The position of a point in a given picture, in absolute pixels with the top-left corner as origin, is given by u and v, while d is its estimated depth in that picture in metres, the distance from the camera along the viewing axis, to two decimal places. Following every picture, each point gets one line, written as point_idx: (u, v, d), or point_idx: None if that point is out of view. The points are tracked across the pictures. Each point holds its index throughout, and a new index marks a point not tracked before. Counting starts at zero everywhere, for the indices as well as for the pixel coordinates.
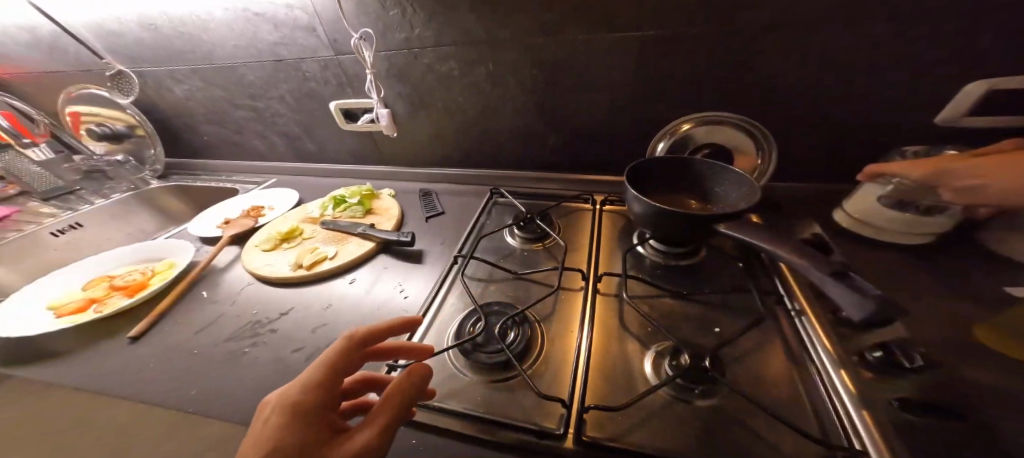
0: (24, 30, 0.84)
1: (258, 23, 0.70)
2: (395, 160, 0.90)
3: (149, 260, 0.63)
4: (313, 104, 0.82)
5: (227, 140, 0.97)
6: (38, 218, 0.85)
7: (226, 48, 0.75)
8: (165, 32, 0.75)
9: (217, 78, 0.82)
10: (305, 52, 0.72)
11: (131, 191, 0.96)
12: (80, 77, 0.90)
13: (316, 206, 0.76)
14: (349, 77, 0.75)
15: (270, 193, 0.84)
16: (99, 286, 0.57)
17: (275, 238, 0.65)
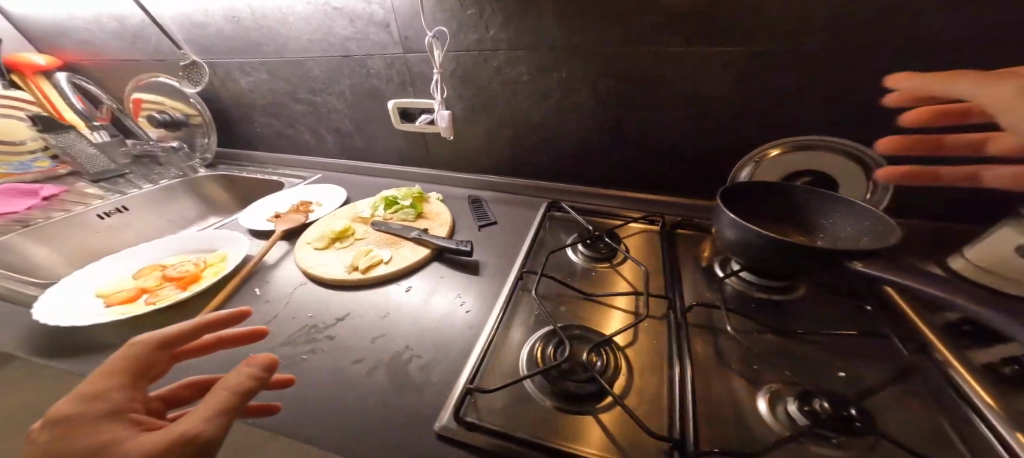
0: (114, 19, 0.86)
1: (335, 17, 0.72)
2: (444, 165, 0.88)
3: (199, 251, 0.61)
4: (372, 102, 0.83)
5: (278, 133, 0.98)
6: (86, 199, 0.86)
7: (300, 42, 0.77)
8: (245, 24, 0.77)
9: (287, 72, 0.83)
10: (375, 48, 0.73)
11: (179, 178, 0.97)
12: (154, 66, 0.92)
13: (364, 206, 0.74)
14: (413, 75, 0.75)
15: (317, 189, 0.83)
16: (150, 276, 0.56)
17: (328, 236, 0.63)
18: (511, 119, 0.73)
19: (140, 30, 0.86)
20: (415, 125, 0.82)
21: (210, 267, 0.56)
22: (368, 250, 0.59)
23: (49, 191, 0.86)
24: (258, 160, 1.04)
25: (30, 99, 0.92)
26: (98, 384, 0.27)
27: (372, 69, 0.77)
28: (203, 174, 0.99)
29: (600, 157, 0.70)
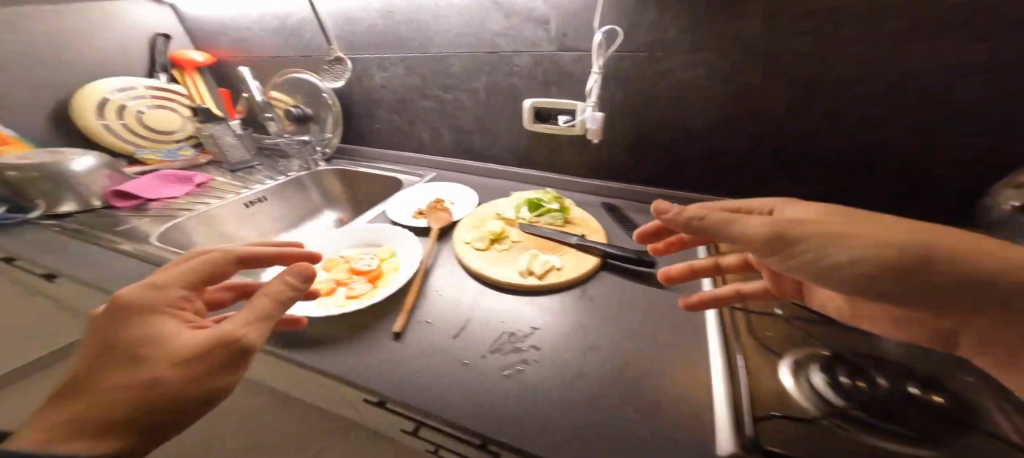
0: (276, 17, 0.93)
1: (490, 13, 0.72)
2: (568, 168, 0.85)
3: (366, 247, 0.61)
4: (504, 101, 0.81)
5: (398, 129, 1.00)
6: (229, 188, 0.89)
7: (448, 37, 0.79)
8: (398, 20, 0.82)
9: (425, 67, 0.86)
10: (526, 46, 0.72)
11: (305, 171, 1.01)
12: (296, 62, 0.99)
13: (505, 207, 0.71)
14: (561, 75, 0.72)
15: (446, 187, 0.82)
16: (337, 267, 0.56)
17: (487, 238, 0.61)
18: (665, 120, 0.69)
19: (296, 27, 0.93)
20: (547, 126, 0.76)
21: (390, 264, 0.55)
22: (535, 255, 0.57)
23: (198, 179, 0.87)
24: (371, 157, 1.06)
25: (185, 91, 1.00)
26: (167, 280, 0.34)
27: (517, 66, 0.75)
28: (323, 168, 1.03)
29: (762, 160, 0.65)
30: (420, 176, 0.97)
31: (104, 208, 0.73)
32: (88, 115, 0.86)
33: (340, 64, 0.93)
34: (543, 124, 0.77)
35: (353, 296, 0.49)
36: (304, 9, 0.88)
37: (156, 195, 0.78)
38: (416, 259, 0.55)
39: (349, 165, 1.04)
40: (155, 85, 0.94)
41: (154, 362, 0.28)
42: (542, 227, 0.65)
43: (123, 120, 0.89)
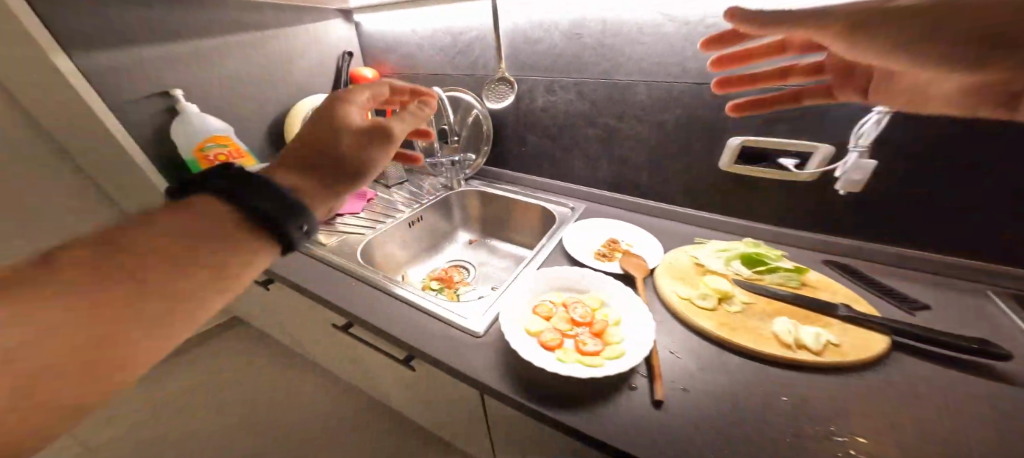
0: (451, 35, 0.94)
1: (711, 40, 0.62)
2: (759, 220, 0.71)
3: (569, 293, 0.60)
4: (695, 137, 0.70)
5: (547, 155, 0.95)
6: (388, 208, 0.92)
7: (642, 63, 0.71)
8: (584, 43, 0.76)
9: (601, 95, 0.79)
10: (755, 79, 0.60)
11: (448, 191, 1.01)
12: (458, 80, 0.99)
13: (709, 257, 0.61)
14: (797, 115, 0.58)
15: (616, 226, 0.77)
16: (555, 315, 0.56)
17: (713, 292, 0.53)
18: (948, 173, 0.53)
19: (468, 45, 0.93)
20: (758, 168, 0.64)
21: (609, 317, 0.54)
22: (793, 329, 0.46)
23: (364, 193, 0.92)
24: (511, 180, 1.02)
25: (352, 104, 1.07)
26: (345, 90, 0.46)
27: (733, 101, 0.64)
28: (466, 188, 1.02)
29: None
30: (568, 206, 0.90)
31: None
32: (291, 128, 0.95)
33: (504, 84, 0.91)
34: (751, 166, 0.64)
35: (592, 353, 0.48)
36: (483, 28, 0.88)
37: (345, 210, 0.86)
38: (640, 315, 0.52)
39: (491, 188, 1.01)
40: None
41: (339, 137, 0.41)
42: (773, 287, 0.53)
43: None
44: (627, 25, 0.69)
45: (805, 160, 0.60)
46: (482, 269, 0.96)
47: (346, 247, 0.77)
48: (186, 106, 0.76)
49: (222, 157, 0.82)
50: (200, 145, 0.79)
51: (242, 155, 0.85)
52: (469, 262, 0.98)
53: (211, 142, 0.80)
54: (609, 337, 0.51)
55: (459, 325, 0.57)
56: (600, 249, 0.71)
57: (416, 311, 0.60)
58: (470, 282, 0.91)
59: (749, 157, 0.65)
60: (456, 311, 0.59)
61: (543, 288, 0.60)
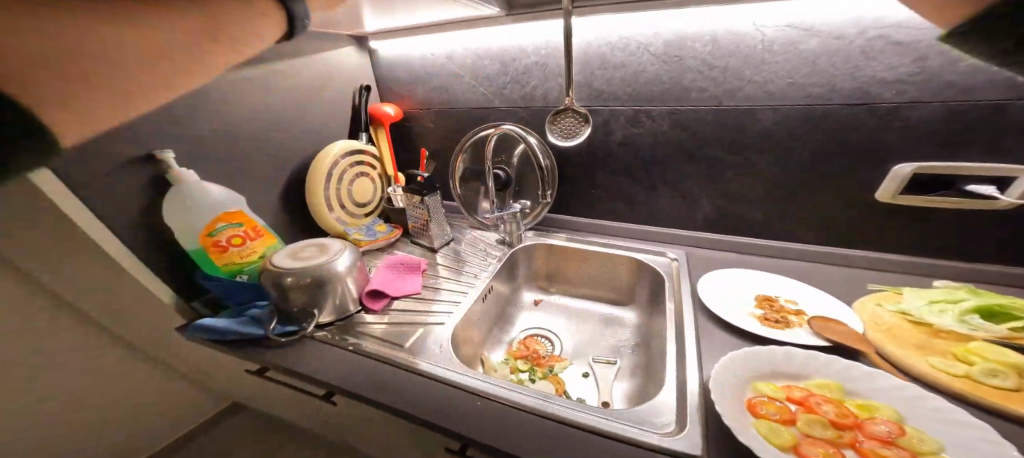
0: (503, 63, 0.79)
1: (867, 54, 0.55)
2: (906, 253, 0.64)
3: (776, 377, 0.39)
4: (834, 163, 0.63)
5: (626, 196, 0.81)
6: (456, 277, 0.75)
7: (768, 85, 0.62)
8: (685, 65, 0.66)
9: (706, 123, 0.69)
10: (937, 92, 0.53)
11: (511, 246, 0.84)
12: (509, 114, 0.84)
13: (922, 310, 0.46)
14: (969, 134, 0.53)
15: (749, 275, 0.61)
16: (788, 411, 0.35)
17: (988, 358, 0.38)
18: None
19: (523, 73, 0.79)
20: (932, 198, 0.57)
21: (876, 407, 0.34)
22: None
23: (415, 262, 0.74)
24: (580, 227, 0.87)
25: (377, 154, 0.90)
26: None
27: (904, 119, 0.56)
28: (527, 243, 0.85)
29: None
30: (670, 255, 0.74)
31: (358, 314, 0.64)
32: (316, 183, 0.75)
33: (576, 117, 0.75)
34: (917, 195, 0.58)
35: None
36: (548, 52, 0.74)
37: (401, 291, 0.68)
38: (928, 408, 0.33)
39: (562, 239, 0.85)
40: (361, 147, 0.84)
41: None
42: None
43: (339, 186, 0.80)
44: (750, 43, 0.60)
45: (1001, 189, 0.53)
46: (572, 340, 0.75)
47: (433, 347, 0.57)
48: (190, 175, 0.54)
49: (238, 239, 0.59)
50: (206, 228, 0.55)
51: (262, 234, 0.62)
52: (553, 332, 0.78)
53: (221, 221, 0.57)
54: (918, 444, 0.31)
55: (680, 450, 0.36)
56: (758, 312, 0.53)
57: (593, 434, 0.39)
58: (568, 358, 0.71)
59: (915, 187, 0.58)
60: (649, 420, 0.40)
61: (741, 376, 0.39)
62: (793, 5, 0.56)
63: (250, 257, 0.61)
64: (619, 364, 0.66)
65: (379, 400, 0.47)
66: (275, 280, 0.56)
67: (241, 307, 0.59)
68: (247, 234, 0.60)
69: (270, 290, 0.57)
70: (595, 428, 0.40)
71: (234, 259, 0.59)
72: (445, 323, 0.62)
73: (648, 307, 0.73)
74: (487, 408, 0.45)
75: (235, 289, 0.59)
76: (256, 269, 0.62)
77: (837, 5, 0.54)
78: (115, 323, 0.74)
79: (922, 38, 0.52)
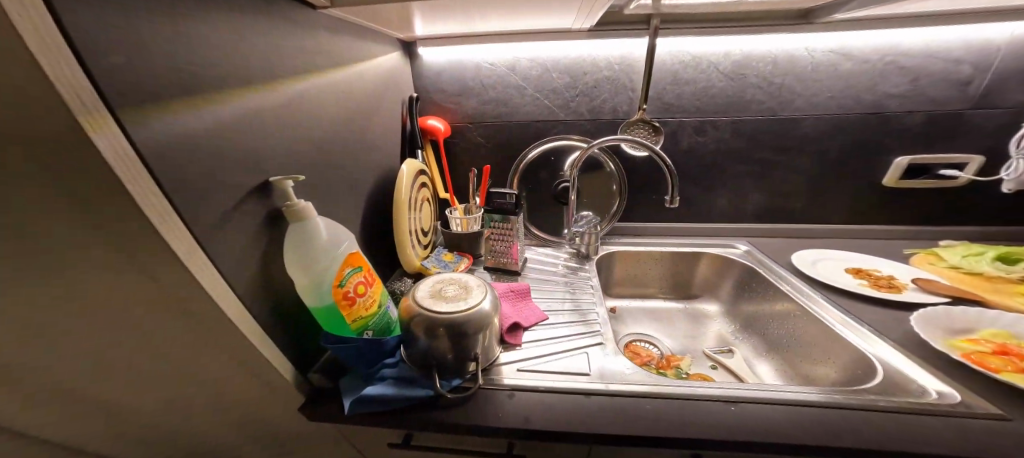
0: (574, 76, 0.85)
1: (888, 74, 0.75)
2: (888, 223, 0.87)
3: (955, 333, 0.48)
4: (846, 160, 0.83)
5: (687, 197, 0.92)
6: (564, 296, 0.76)
7: (809, 99, 0.79)
8: (748, 82, 0.80)
9: (763, 129, 0.83)
10: (925, 105, 0.76)
11: (591, 256, 0.88)
12: (575, 126, 0.90)
13: (966, 261, 0.64)
14: (927, 134, 0.78)
15: (810, 254, 0.75)
16: (999, 358, 0.43)
17: None
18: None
19: (594, 87, 0.86)
20: (920, 179, 0.81)
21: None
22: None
23: (520, 288, 0.71)
24: (641, 232, 0.95)
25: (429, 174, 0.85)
26: None
27: (902, 125, 0.78)
28: (605, 252, 0.90)
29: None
30: (739, 246, 0.87)
31: (500, 355, 0.58)
32: (399, 212, 0.65)
33: (647, 127, 0.85)
34: (915, 178, 0.81)
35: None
36: (621, 69, 0.83)
37: (529, 321, 0.65)
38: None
39: (626, 245, 0.91)
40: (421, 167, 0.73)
41: None
42: None
43: (416, 215, 0.71)
44: (800, 65, 0.77)
45: (960, 169, 0.80)
46: (674, 339, 0.80)
47: (617, 369, 0.54)
48: (309, 207, 0.42)
49: (364, 287, 0.45)
50: (335, 276, 0.42)
51: (379, 279, 0.49)
52: (650, 335, 0.82)
53: (347, 266, 0.44)
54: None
55: (973, 411, 0.39)
56: (864, 281, 0.64)
57: (878, 412, 0.40)
58: (685, 356, 0.74)
59: (908, 173, 0.81)
60: (901, 390, 0.43)
61: (936, 334, 0.47)
62: (837, 34, 0.74)
63: (373, 308, 0.48)
64: (740, 352, 0.73)
65: (629, 435, 0.43)
66: (427, 324, 0.47)
67: (370, 370, 0.48)
68: (370, 280, 0.47)
69: (418, 339, 0.48)
70: (875, 408, 0.40)
71: (361, 314, 0.45)
72: (603, 342, 0.61)
73: (733, 296, 0.83)
74: (748, 410, 0.43)
75: (365, 353, 0.46)
76: (381, 322, 0.49)
77: (868, 36, 0.73)
78: (118, 444, 0.50)
79: (920, 65, 0.73)
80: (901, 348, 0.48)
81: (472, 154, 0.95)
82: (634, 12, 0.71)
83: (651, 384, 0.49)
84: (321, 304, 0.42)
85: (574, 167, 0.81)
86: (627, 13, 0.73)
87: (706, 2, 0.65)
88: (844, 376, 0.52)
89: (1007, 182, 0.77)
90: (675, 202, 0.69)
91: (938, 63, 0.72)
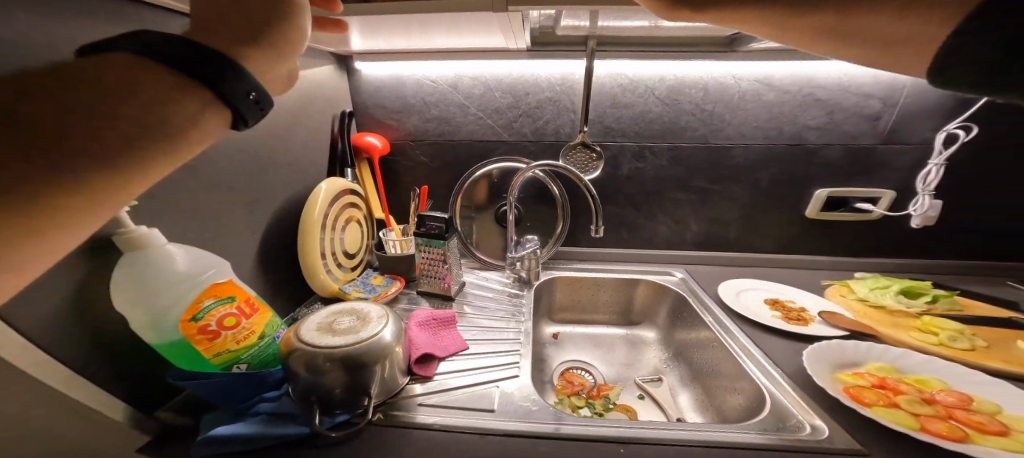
0: (516, 95, 0.86)
1: (806, 107, 0.79)
2: (816, 253, 0.90)
3: (843, 367, 0.49)
4: (775, 190, 0.86)
5: (627, 222, 0.93)
6: (493, 322, 0.75)
7: (738, 128, 0.82)
8: (682, 108, 0.82)
9: (697, 156, 0.86)
10: (840, 137, 0.80)
11: (529, 281, 0.87)
12: (518, 147, 0.90)
13: (872, 293, 0.68)
14: (844, 168, 0.82)
15: (737, 283, 0.77)
16: (879, 394, 0.43)
17: (946, 331, 0.56)
18: (948, 192, 0.82)
19: (537, 107, 0.87)
20: (838, 212, 0.85)
21: (928, 380, 0.45)
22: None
23: (443, 317, 0.69)
24: (584, 257, 0.95)
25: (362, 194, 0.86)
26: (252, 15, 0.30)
27: (823, 158, 0.82)
28: (546, 277, 0.89)
29: (1019, 221, 0.82)
30: (675, 273, 0.88)
31: (406, 387, 0.56)
32: (310, 233, 0.68)
33: (588, 151, 0.86)
34: (834, 211, 0.85)
35: (1015, 431, 0.37)
36: (562, 90, 0.85)
37: (445, 351, 0.63)
38: (962, 374, 0.46)
39: (571, 270, 0.91)
40: (344, 188, 0.76)
41: None
42: (956, 313, 0.62)
43: (332, 236, 0.73)
44: (725, 95, 0.80)
45: (874, 204, 0.84)
46: (608, 366, 0.79)
47: (523, 406, 0.52)
48: (147, 235, 0.42)
49: (232, 319, 0.47)
50: (189, 309, 0.44)
51: (258, 309, 0.51)
52: (586, 362, 0.80)
53: (209, 297, 0.46)
54: (981, 404, 0.41)
55: (840, 447, 0.39)
56: (778, 313, 0.66)
57: (755, 450, 0.40)
58: (616, 384, 0.73)
59: (829, 205, 0.85)
60: (781, 425, 0.43)
61: (825, 368, 0.48)
62: (759, 65, 0.77)
63: (247, 340, 0.49)
64: (667, 381, 0.72)
65: None
66: (309, 359, 0.45)
67: (244, 406, 0.47)
68: (242, 311, 0.49)
69: (300, 374, 0.45)
70: (750, 446, 0.40)
71: (226, 347, 0.47)
72: (519, 374, 0.60)
73: (668, 324, 0.83)
74: (637, 451, 0.42)
75: (234, 386, 0.46)
76: (257, 355, 0.50)
77: (783, 71, 0.77)
78: None
79: (835, 99, 0.78)
80: (793, 383, 0.48)
81: (413, 173, 0.94)
82: (567, 33, 0.72)
83: (554, 424, 0.48)
84: (172, 340, 0.44)
85: (512, 189, 0.81)
86: (560, 34, 0.74)
87: (636, 25, 0.67)
88: (746, 411, 0.52)
89: (915, 217, 0.82)
90: (600, 231, 0.72)
91: (851, 97, 0.77)
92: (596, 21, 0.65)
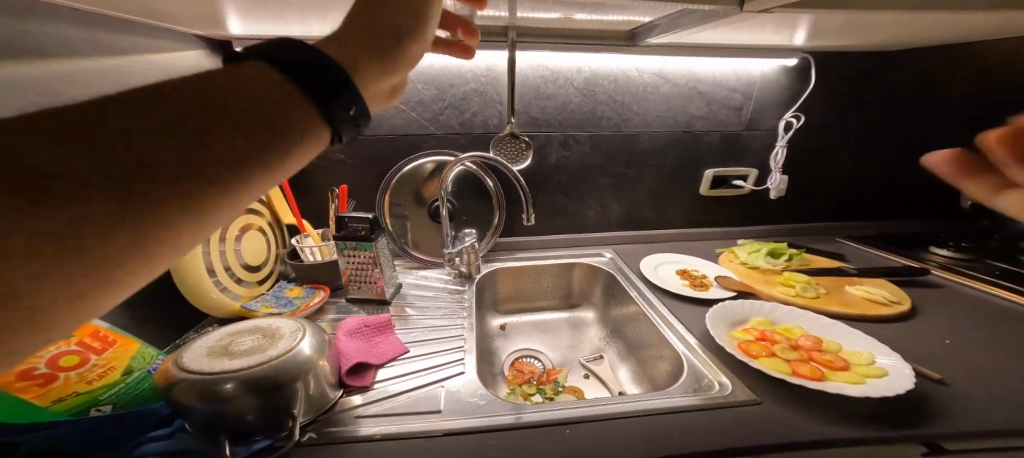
0: (437, 85, 0.82)
1: (696, 99, 0.90)
2: (715, 226, 1.06)
3: (732, 323, 0.60)
4: (681, 173, 0.98)
5: (560, 210, 0.98)
6: (434, 321, 0.74)
7: (646, 118, 0.91)
8: (599, 99, 0.88)
9: (615, 144, 0.93)
10: (724, 125, 0.94)
11: (471, 276, 0.87)
12: (445, 139, 0.88)
13: (750, 257, 0.83)
14: (729, 152, 0.97)
15: (655, 258, 0.88)
16: (761, 346, 0.54)
17: (802, 283, 0.70)
18: (802, 168, 1.01)
19: (460, 97, 0.85)
20: (726, 188, 1.00)
21: (792, 327, 0.58)
22: (863, 292, 0.67)
23: (379, 324, 0.66)
24: (522, 246, 0.98)
25: (265, 198, 0.76)
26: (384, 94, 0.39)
27: (712, 144, 0.95)
28: (485, 270, 0.90)
29: (848, 191, 1.05)
30: (604, 254, 0.96)
31: (340, 399, 0.52)
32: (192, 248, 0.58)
33: (517, 141, 0.86)
34: (722, 188, 1.00)
35: (853, 366, 0.49)
36: (484, 80, 0.84)
37: (383, 357, 0.60)
38: (810, 319, 0.59)
39: (509, 260, 0.94)
40: None
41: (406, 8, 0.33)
42: (805, 267, 0.78)
43: (224, 246, 0.64)
44: (634, 87, 0.87)
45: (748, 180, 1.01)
46: (556, 351, 0.84)
47: (472, 403, 0.53)
48: None
49: (72, 356, 0.41)
50: None
51: (112, 344, 0.45)
52: (535, 349, 0.85)
53: None
54: (828, 344, 0.53)
55: (740, 399, 0.47)
56: (686, 282, 0.76)
57: (676, 411, 0.46)
58: (563, 367, 0.79)
59: (718, 183, 0.99)
60: (697, 385, 0.51)
61: (718, 326, 0.58)
62: (659, 60, 0.85)
63: (101, 379, 0.42)
64: (608, 357, 0.80)
65: None
66: (206, 387, 0.39)
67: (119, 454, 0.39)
68: (88, 347, 0.43)
69: (191, 404, 0.39)
70: (676, 409, 0.47)
71: (72, 388, 0.40)
72: (464, 370, 0.60)
73: (603, 302, 0.90)
74: (581, 431, 0.46)
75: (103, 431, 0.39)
76: (128, 393, 0.44)
77: (676, 65, 0.86)
78: None
79: (716, 91, 0.90)
80: (700, 347, 0.57)
81: (331, 172, 0.86)
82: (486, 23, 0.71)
83: (498, 416, 0.50)
84: None
85: (443, 184, 0.79)
86: (479, 25, 0.72)
87: (550, 17, 0.69)
88: (668, 373, 0.61)
89: (772, 190, 0.97)
90: (531, 220, 0.75)
91: (729, 89, 0.90)
92: (511, 12, 0.65)
